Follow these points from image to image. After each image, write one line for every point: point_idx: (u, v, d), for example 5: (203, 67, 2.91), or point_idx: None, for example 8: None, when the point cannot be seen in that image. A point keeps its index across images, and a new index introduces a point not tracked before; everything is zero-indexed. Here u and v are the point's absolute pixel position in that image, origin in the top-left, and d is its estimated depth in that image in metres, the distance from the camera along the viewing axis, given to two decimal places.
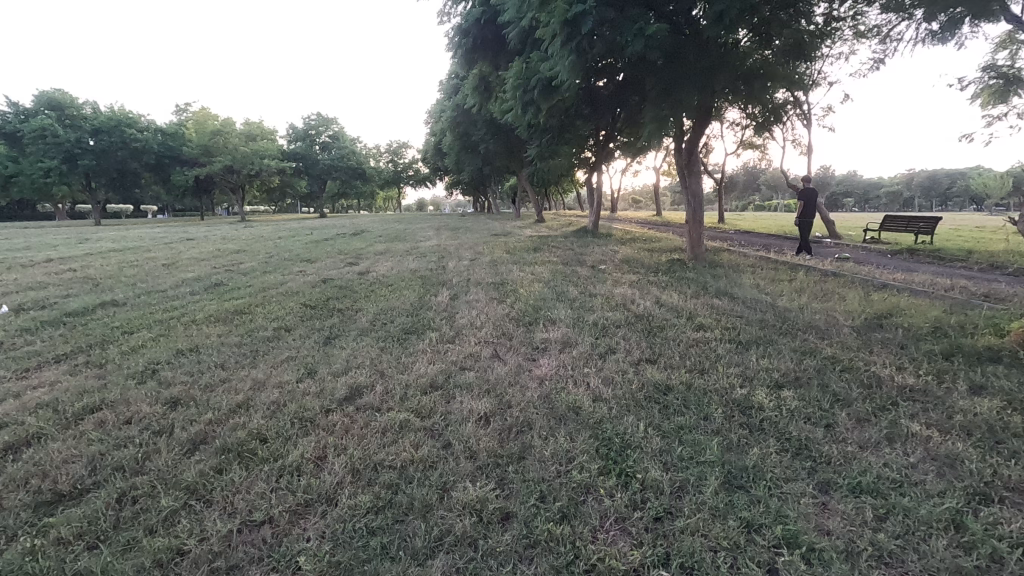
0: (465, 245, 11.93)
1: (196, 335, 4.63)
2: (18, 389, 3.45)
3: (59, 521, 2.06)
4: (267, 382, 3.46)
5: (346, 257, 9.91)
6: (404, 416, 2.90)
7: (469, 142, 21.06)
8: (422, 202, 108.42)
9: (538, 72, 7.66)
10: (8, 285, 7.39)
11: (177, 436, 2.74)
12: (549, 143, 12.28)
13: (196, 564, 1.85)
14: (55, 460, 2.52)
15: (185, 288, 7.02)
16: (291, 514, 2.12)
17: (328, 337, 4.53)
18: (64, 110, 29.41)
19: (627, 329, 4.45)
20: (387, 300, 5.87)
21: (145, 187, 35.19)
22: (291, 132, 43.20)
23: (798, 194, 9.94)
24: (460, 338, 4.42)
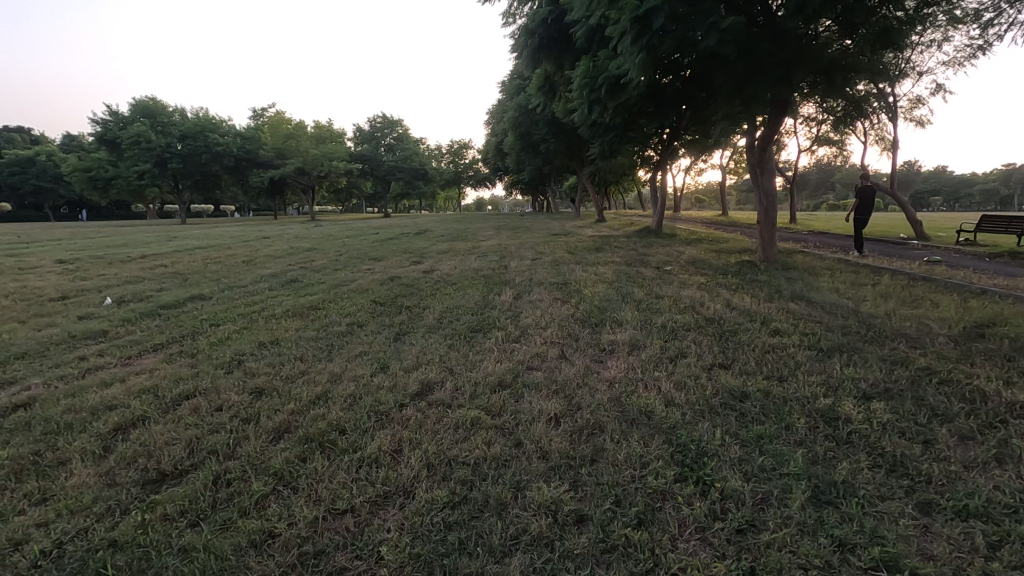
0: (526, 244, 11.98)
1: (276, 328, 4.89)
2: (123, 375, 3.76)
3: (164, 499, 2.23)
4: (344, 375, 3.60)
5: (412, 256, 10.16)
6: (475, 414, 2.94)
7: (530, 142, 21.08)
8: (480, 202, 109.37)
9: (605, 70, 7.57)
10: (110, 278, 8.08)
11: (264, 424, 2.90)
12: (612, 140, 12.12)
13: (287, 547, 1.95)
14: (159, 441, 2.73)
15: (263, 284, 7.41)
16: (372, 505, 2.19)
17: (398, 333, 4.67)
18: (156, 118, 31.88)
19: (698, 332, 4.33)
20: (453, 299, 5.97)
21: (226, 189, 37.51)
22: (357, 134, 44.68)
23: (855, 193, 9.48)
24: (526, 337, 4.44)
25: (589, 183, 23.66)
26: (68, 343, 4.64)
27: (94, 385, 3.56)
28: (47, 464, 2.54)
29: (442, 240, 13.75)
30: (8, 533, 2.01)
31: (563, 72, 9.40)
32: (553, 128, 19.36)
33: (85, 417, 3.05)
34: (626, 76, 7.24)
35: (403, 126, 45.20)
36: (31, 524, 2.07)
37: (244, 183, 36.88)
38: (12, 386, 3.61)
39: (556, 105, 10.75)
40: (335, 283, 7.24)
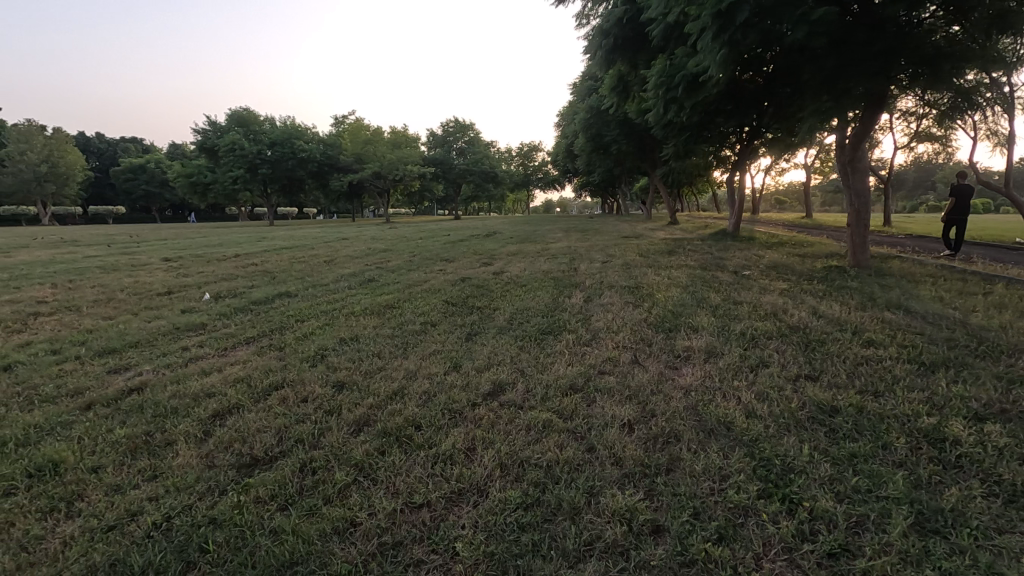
0: (597, 246, 11.88)
1: (355, 325, 5.12)
2: (220, 365, 4.07)
3: (257, 483, 2.38)
4: (419, 373, 3.71)
5: (482, 257, 10.32)
6: (545, 416, 2.93)
7: (601, 144, 20.84)
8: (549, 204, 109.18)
9: (682, 68, 7.35)
10: (208, 275, 8.79)
11: (345, 417, 3.03)
12: (687, 140, 11.75)
13: (368, 537, 2.03)
14: (252, 428, 2.92)
15: (342, 282, 7.79)
16: (447, 501, 2.24)
17: (470, 333, 4.76)
18: (249, 127, 34.37)
19: (781, 341, 4.10)
20: (524, 301, 6.00)
21: (309, 193, 39.74)
22: (431, 139, 45.93)
23: (955, 191, 8.75)
24: (597, 341, 4.38)
25: (661, 184, 23.03)
26: (173, 334, 5.07)
27: (195, 374, 3.87)
28: (157, 444, 2.79)
29: (512, 241, 13.88)
30: (126, 504, 2.22)
31: (637, 72, 9.22)
32: (625, 129, 19.02)
33: (187, 402, 3.32)
34: (706, 73, 6.98)
35: (474, 130, 45.84)
36: (145, 498, 2.28)
37: (325, 187, 38.88)
38: (127, 371, 4.00)
39: (629, 105, 10.56)
40: (409, 283, 7.47)
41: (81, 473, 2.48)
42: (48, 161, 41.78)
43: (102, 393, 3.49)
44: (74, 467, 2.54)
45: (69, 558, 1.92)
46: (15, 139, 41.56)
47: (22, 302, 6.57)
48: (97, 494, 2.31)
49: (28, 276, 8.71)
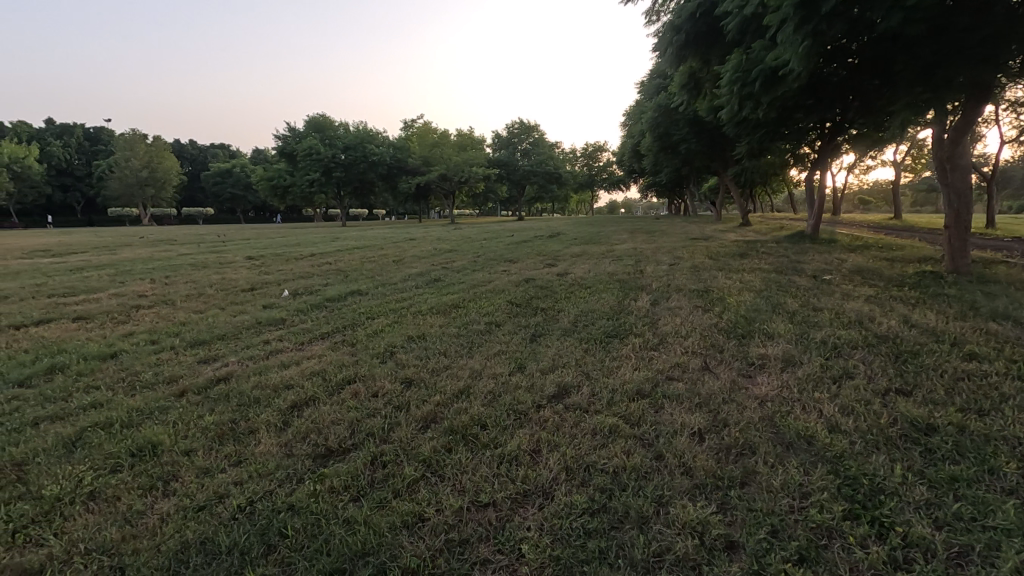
0: (664, 248, 11.57)
1: (422, 324, 5.25)
2: (298, 358, 4.29)
3: (332, 472, 2.49)
4: (484, 372, 3.76)
5: (546, 259, 10.30)
6: (611, 421, 2.88)
7: (669, 143, 20.30)
8: (614, 205, 107.35)
9: (759, 62, 7.02)
10: (286, 273, 9.30)
11: (413, 413, 3.11)
12: (762, 137, 11.22)
13: (436, 532, 2.07)
14: (326, 420, 3.06)
15: (410, 282, 8.00)
16: (512, 501, 2.24)
17: (534, 334, 4.76)
18: (325, 133, 36.14)
19: (867, 351, 3.83)
20: (589, 303, 5.93)
21: (379, 194, 41.23)
22: (496, 141, 46.42)
23: None
24: (665, 345, 4.26)
25: (732, 184, 22.11)
26: (256, 328, 5.40)
27: (276, 366, 4.10)
28: (242, 431, 2.97)
29: (576, 243, 13.80)
30: (214, 487, 2.38)
31: (710, 67, 8.90)
32: (695, 127, 18.43)
33: (268, 392, 3.52)
34: (785, 67, 6.64)
35: (539, 131, 45.78)
36: (230, 482, 2.43)
37: (394, 189, 40.12)
38: (215, 362, 4.29)
39: (700, 102, 10.23)
40: (474, 284, 7.57)
41: (175, 455, 2.69)
42: (149, 167, 45.69)
43: (194, 381, 3.77)
44: (169, 449, 2.75)
45: (166, 533, 2.07)
46: (122, 147, 45.77)
47: (126, 296, 7.21)
48: (190, 475, 2.49)
49: (131, 272, 9.54)
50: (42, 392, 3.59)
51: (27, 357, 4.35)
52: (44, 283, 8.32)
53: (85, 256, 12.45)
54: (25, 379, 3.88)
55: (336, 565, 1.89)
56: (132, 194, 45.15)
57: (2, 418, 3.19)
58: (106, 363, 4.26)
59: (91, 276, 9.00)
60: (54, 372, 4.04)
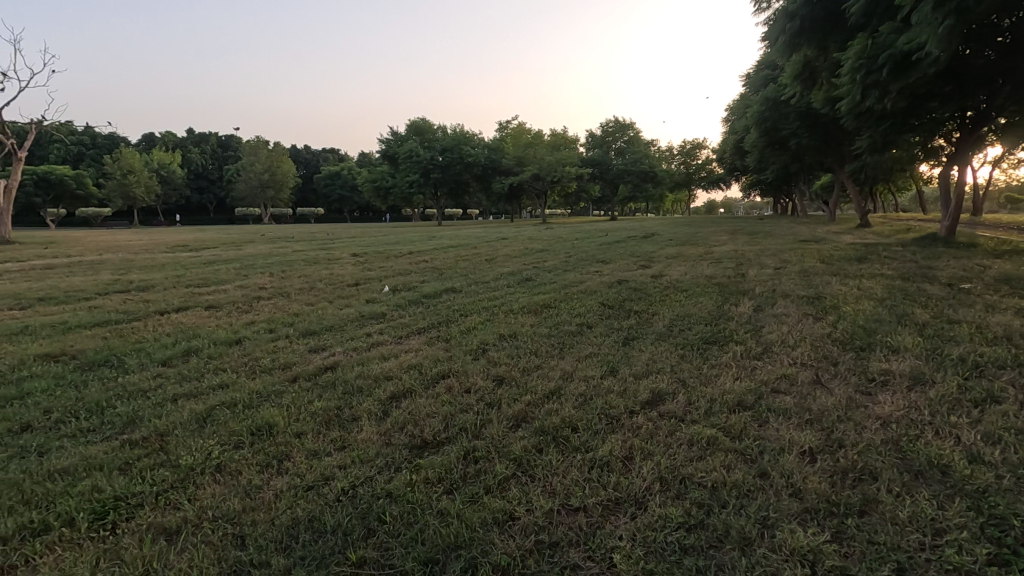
0: (768, 250, 10.85)
1: (513, 322, 5.30)
2: (396, 351, 4.49)
3: (426, 464, 2.57)
4: (575, 374, 3.72)
5: (640, 260, 10.02)
6: (709, 432, 2.73)
7: (777, 138, 19.00)
8: (713, 204, 102.26)
9: (888, 45, 6.37)
10: (387, 269, 9.80)
11: (504, 411, 3.15)
12: (887, 129, 10.17)
13: (526, 532, 2.07)
14: (422, 412, 3.17)
15: (502, 280, 8.13)
16: (603, 508, 2.19)
17: (627, 337, 4.64)
18: (425, 136, 37.70)
19: (1019, 373, 3.33)
20: (685, 307, 5.68)
21: (474, 194, 42.22)
22: (590, 140, 45.87)
23: None
24: (770, 355, 3.99)
25: (849, 181, 20.23)
26: (359, 321, 5.73)
27: (377, 358, 4.33)
28: (346, 417, 3.16)
29: (671, 244, 13.34)
30: (320, 469, 2.55)
31: (828, 55, 8.21)
32: (807, 120, 17.08)
33: (369, 382, 3.72)
34: (920, 51, 5.96)
35: (635, 129, 44.60)
36: (335, 465, 2.59)
37: (487, 189, 40.94)
38: (323, 351, 4.61)
39: (816, 92, 9.47)
40: (566, 284, 7.53)
41: (288, 436, 2.91)
42: (269, 170, 50.03)
43: (306, 368, 4.07)
44: (283, 430, 2.99)
45: (281, 508, 2.25)
46: (248, 152, 50.58)
47: (249, 287, 7.95)
48: (300, 456, 2.69)
49: (254, 266, 10.51)
50: (180, 372, 4.05)
51: (168, 340, 4.93)
52: (183, 274, 9.37)
53: (217, 251, 13.92)
54: (168, 359, 4.40)
55: (430, 555, 1.96)
56: (255, 196, 49.83)
57: (149, 392, 3.64)
58: (231, 348, 4.72)
59: (220, 269, 10.01)
60: (189, 354, 4.54)
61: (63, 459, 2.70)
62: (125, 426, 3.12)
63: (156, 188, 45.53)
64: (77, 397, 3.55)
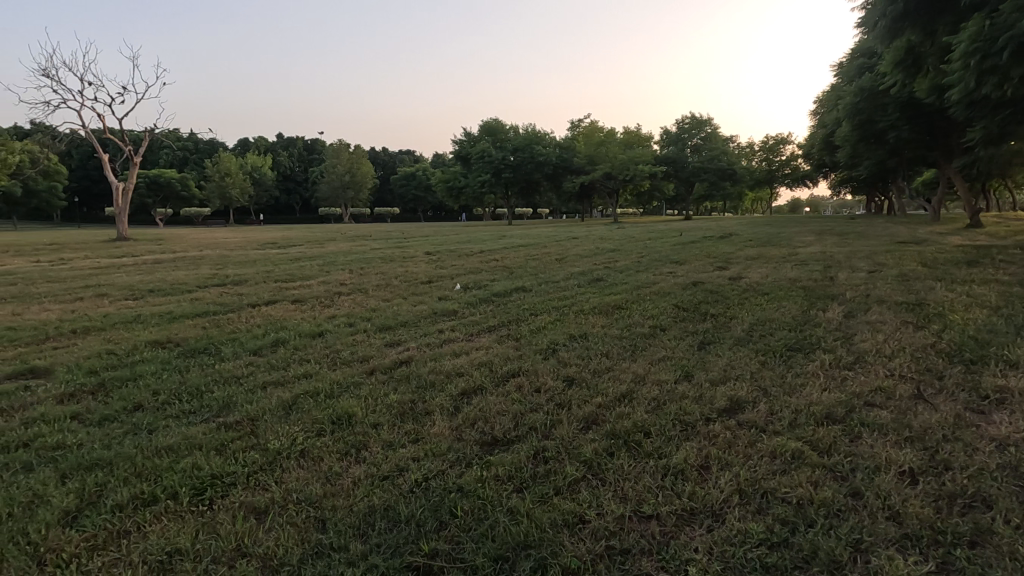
0: (861, 252, 10.09)
1: (584, 323, 5.24)
2: (468, 348, 4.57)
3: (497, 461, 2.59)
4: (647, 377, 3.62)
5: (717, 261, 9.63)
6: (793, 444, 2.57)
7: (872, 132, 17.62)
8: (798, 203, 96.35)
9: (1010, 26, 5.73)
10: (459, 267, 10.00)
11: (574, 412, 3.12)
12: (1007, 118, 9.14)
13: (597, 536, 2.04)
14: (493, 410, 3.20)
15: (572, 280, 8.05)
16: (677, 517, 2.12)
17: (703, 342, 4.46)
18: (497, 136, 38.23)
19: None
20: (767, 311, 5.39)
21: (544, 194, 42.31)
22: (665, 137, 44.62)
23: None
24: (863, 365, 3.70)
25: (957, 177, 18.41)
26: (432, 318, 5.88)
27: (449, 354, 4.43)
28: (420, 411, 3.25)
29: (751, 245, 12.69)
30: (395, 460, 2.63)
31: (936, 39, 7.50)
32: (908, 112, 15.72)
33: (442, 378, 3.81)
34: None
35: (712, 125, 42.86)
36: (409, 457, 2.67)
37: (558, 188, 40.81)
38: (399, 346, 4.77)
39: (921, 81, 8.68)
40: (638, 284, 7.37)
41: (365, 426, 3.04)
42: (350, 171, 52.61)
43: (382, 362, 4.23)
44: (361, 421, 3.12)
45: (359, 495, 2.35)
46: (331, 155, 53.38)
47: (331, 283, 8.36)
48: (377, 447, 2.79)
49: (335, 263, 11.05)
50: (269, 361, 4.33)
51: (259, 331, 5.29)
52: (272, 270, 10.02)
53: (302, 248, 14.75)
54: (258, 349, 4.72)
55: (500, 552, 1.97)
56: (337, 196, 52.44)
57: (242, 379, 3.93)
58: (314, 340, 4.98)
59: (304, 265, 10.61)
60: (277, 345, 4.84)
61: (168, 437, 2.95)
62: (221, 409, 3.37)
63: (249, 189, 49.01)
64: (181, 380, 3.88)
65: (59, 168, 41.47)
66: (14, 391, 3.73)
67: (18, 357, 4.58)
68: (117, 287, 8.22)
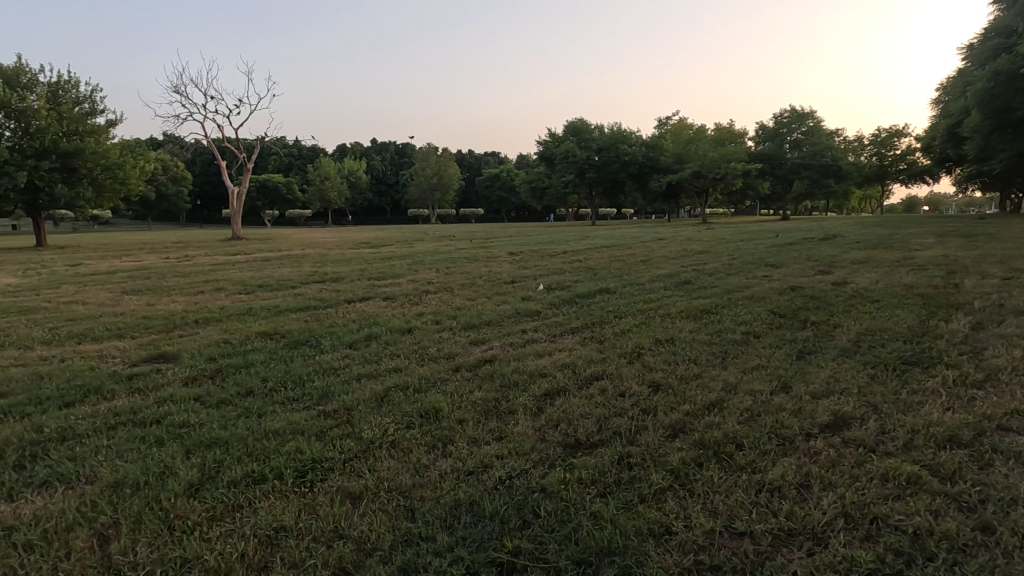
0: (993, 256, 8.97)
1: (671, 327, 5.08)
2: (550, 349, 4.58)
3: (579, 464, 2.57)
4: (740, 386, 3.44)
5: (818, 264, 8.96)
6: (909, 467, 2.34)
7: (1008, 121, 15.64)
8: (914, 202, 87.30)
9: None
10: (542, 268, 10.04)
11: (660, 419, 3.02)
12: None
13: (683, 548, 1.97)
14: (575, 412, 3.18)
15: (658, 283, 7.83)
16: (773, 537, 2.00)
17: (802, 351, 4.17)
18: (581, 136, 38.06)
19: None
20: (876, 320, 4.94)
21: (629, 194, 41.45)
22: (761, 133, 42.22)
23: None
24: (995, 384, 3.29)
25: None
26: (515, 317, 5.96)
27: (532, 354, 4.45)
28: (504, 410, 3.30)
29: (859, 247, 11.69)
30: (480, 456, 2.69)
31: None
32: None
33: (525, 378, 3.84)
34: None
35: (815, 119, 39.97)
36: (493, 454, 2.72)
37: (643, 188, 39.84)
38: (483, 344, 4.88)
39: None
40: (729, 289, 7.02)
41: (451, 422, 3.12)
42: (438, 173, 54.51)
43: (468, 359, 4.34)
44: (447, 416, 3.22)
45: (445, 488, 2.43)
46: (421, 158, 55.54)
47: (419, 282, 8.69)
48: (462, 442, 2.86)
49: (423, 262, 11.46)
50: (363, 354, 4.58)
51: (354, 326, 5.61)
52: (366, 268, 10.59)
53: (393, 247, 15.46)
54: (353, 342, 5.01)
55: (584, 556, 1.96)
56: (425, 197, 54.53)
57: (338, 370, 4.19)
58: (403, 336, 5.21)
59: (395, 264, 11.12)
60: (370, 339, 5.11)
61: (275, 421, 3.21)
62: (321, 398, 3.62)
63: (345, 191, 52.00)
64: (286, 369, 4.21)
65: (185, 174, 46.22)
66: (148, 373, 4.21)
67: (152, 342, 5.17)
68: (232, 282, 9.04)
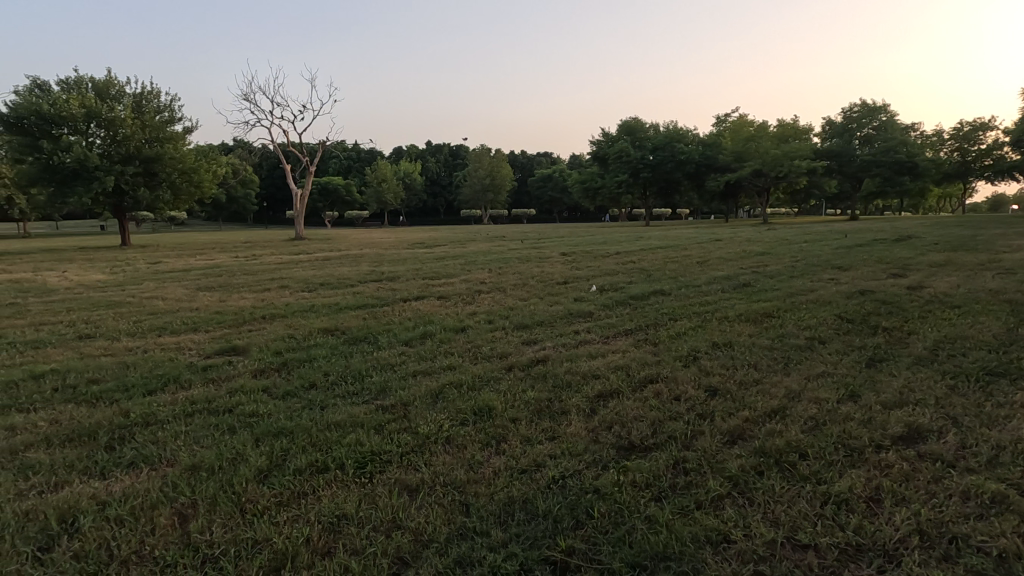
0: None
1: (729, 330, 4.94)
2: (603, 350, 4.55)
3: (633, 467, 2.55)
4: (803, 393, 3.30)
5: (891, 267, 8.44)
6: (994, 485, 2.18)
7: None
8: (1002, 201, 80.61)
9: None
10: (595, 269, 9.96)
11: (718, 424, 2.95)
12: None
13: (742, 558, 1.92)
14: (629, 414, 3.15)
15: (715, 285, 7.61)
16: (840, 551, 1.92)
17: (872, 358, 3.95)
18: (636, 135, 37.47)
19: None
20: (957, 327, 4.61)
21: (685, 193, 40.41)
22: (828, 129, 40.24)
23: None
24: None
25: None
26: (568, 318, 5.95)
27: (584, 355, 4.44)
28: (556, 410, 3.31)
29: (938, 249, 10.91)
30: (533, 455, 2.71)
31: None
32: None
33: (578, 378, 3.83)
34: None
35: (888, 113, 37.64)
36: (546, 453, 2.73)
37: (700, 187, 38.76)
38: (535, 344, 4.90)
39: None
40: (792, 291, 6.74)
41: (504, 420, 3.16)
42: (491, 175, 55.00)
43: (520, 359, 4.37)
44: (500, 414, 3.25)
45: (498, 485, 2.46)
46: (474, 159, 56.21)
47: (472, 281, 8.82)
48: (515, 441, 2.89)
49: (476, 262, 11.60)
50: (418, 351, 4.71)
51: (410, 324, 5.77)
52: (421, 267, 10.84)
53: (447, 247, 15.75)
54: (409, 339, 5.15)
55: (638, 559, 1.94)
56: (478, 199, 55.18)
57: (395, 366, 4.32)
58: (457, 335, 5.30)
59: (448, 264, 11.33)
60: (425, 337, 5.23)
61: (337, 414, 3.35)
62: (379, 393, 3.74)
63: (401, 192, 53.29)
64: (346, 364, 4.38)
65: (253, 176, 48.66)
66: (221, 364, 4.49)
67: (224, 336, 5.51)
68: (295, 280, 9.47)
